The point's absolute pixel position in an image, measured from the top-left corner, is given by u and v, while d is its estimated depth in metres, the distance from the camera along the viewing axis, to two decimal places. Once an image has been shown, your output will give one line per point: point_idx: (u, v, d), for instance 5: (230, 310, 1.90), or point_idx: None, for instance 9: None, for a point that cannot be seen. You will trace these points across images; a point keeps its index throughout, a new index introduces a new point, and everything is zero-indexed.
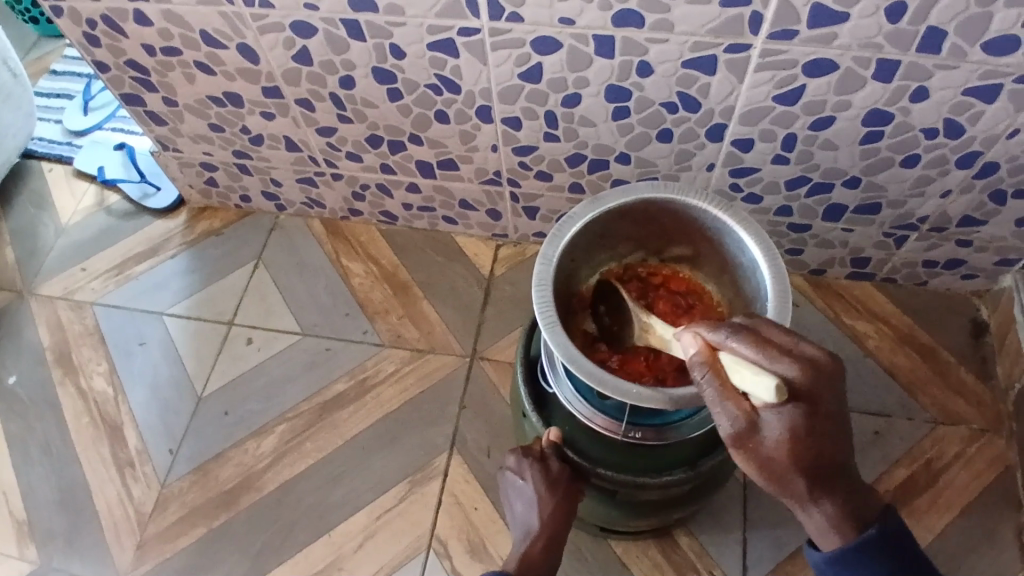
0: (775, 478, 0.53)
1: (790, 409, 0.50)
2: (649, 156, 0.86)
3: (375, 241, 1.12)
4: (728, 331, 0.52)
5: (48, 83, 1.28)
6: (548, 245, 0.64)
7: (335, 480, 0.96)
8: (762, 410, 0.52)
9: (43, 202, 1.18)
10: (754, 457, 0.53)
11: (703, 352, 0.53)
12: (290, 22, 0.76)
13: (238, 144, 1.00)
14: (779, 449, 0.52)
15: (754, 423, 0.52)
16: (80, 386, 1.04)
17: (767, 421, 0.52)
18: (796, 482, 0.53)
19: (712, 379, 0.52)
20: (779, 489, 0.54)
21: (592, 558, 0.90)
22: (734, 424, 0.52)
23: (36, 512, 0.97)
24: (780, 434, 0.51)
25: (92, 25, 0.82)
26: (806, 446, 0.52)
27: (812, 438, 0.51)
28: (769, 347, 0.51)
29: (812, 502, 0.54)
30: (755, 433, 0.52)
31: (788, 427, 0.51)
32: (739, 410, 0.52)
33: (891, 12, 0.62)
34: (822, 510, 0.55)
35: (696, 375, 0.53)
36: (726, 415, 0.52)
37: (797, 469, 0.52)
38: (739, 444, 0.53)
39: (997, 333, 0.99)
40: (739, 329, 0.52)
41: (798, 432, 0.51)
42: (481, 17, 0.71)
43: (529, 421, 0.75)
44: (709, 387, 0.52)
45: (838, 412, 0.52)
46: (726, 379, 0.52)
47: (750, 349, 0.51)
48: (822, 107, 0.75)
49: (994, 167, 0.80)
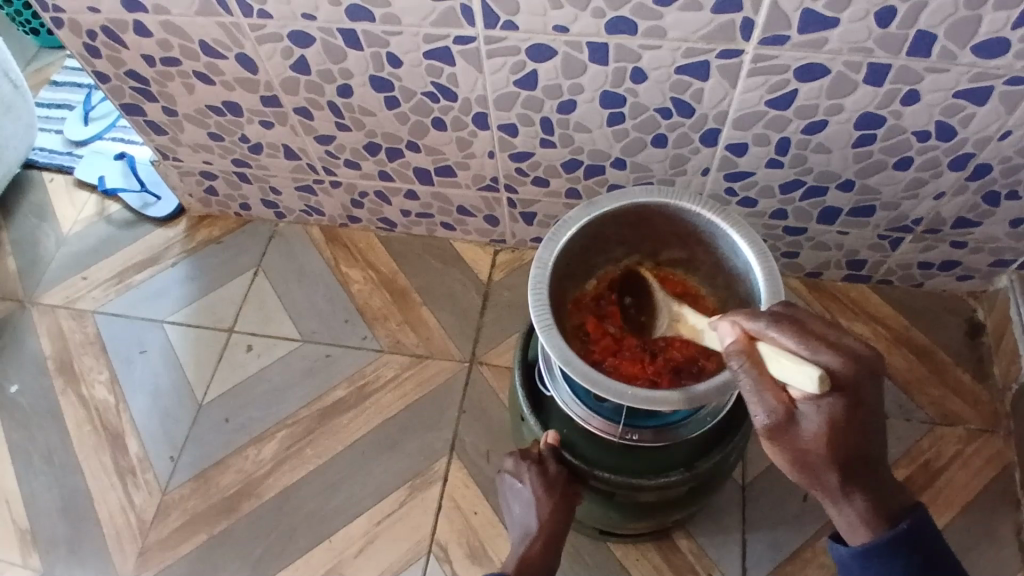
0: (806, 469, 0.54)
1: (830, 401, 0.51)
2: (643, 161, 0.87)
3: (374, 248, 1.13)
4: (768, 320, 0.53)
5: (49, 94, 1.29)
6: (543, 249, 0.65)
7: (334, 486, 0.96)
8: (800, 402, 0.53)
9: (44, 213, 1.19)
10: (788, 448, 0.53)
11: (739, 343, 0.53)
12: (288, 32, 0.77)
13: (237, 152, 1.00)
14: (816, 440, 0.52)
15: (791, 414, 0.53)
16: (81, 395, 1.04)
17: (806, 413, 0.52)
18: (827, 474, 0.54)
19: (750, 369, 0.52)
20: (809, 481, 0.55)
21: (592, 561, 0.90)
22: (771, 415, 0.52)
23: (38, 520, 0.97)
24: (819, 426, 0.52)
25: (92, 36, 0.83)
26: (842, 438, 0.52)
27: (849, 430, 0.52)
28: (813, 339, 0.51)
29: (843, 497, 0.55)
30: (792, 424, 0.53)
31: (825, 421, 0.52)
32: (777, 402, 0.52)
33: (880, 17, 0.63)
34: (853, 506, 0.55)
35: (733, 365, 0.53)
36: (763, 405, 0.53)
37: (831, 461, 0.53)
38: (773, 435, 0.53)
39: (993, 333, 1.00)
40: (780, 319, 0.53)
41: (835, 424, 0.52)
42: (476, 25, 0.72)
43: (527, 424, 0.75)
44: (746, 376, 0.53)
45: (875, 406, 0.53)
46: (764, 370, 0.52)
47: (790, 338, 0.51)
48: (815, 111, 0.75)
49: (987, 169, 0.80)
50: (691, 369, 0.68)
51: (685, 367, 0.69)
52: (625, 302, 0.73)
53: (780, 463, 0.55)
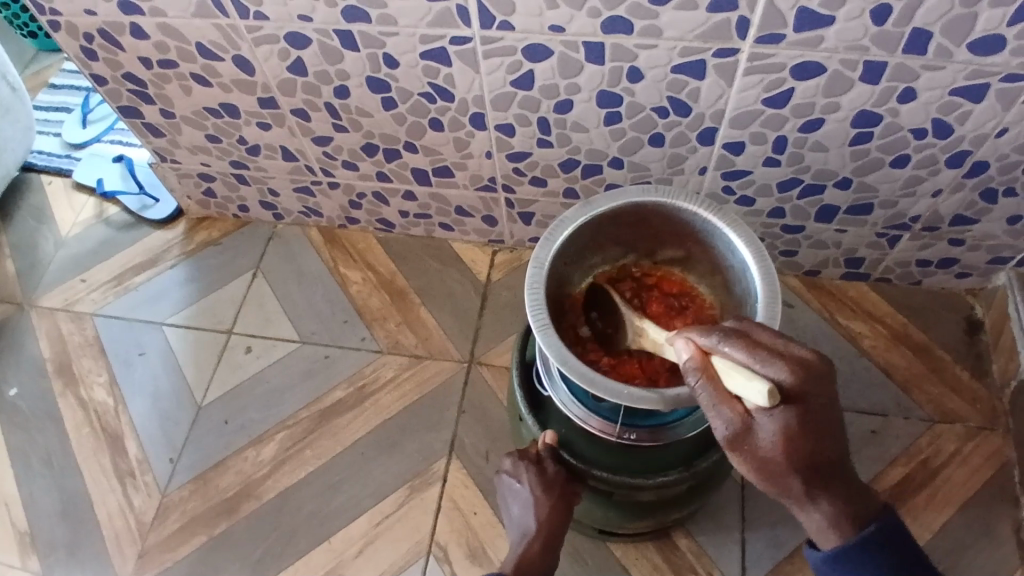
0: (770, 478, 0.54)
1: (782, 411, 0.51)
2: (641, 160, 0.87)
3: (373, 249, 1.13)
4: (719, 334, 0.53)
5: (47, 97, 1.29)
6: (541, 248, 0.65)
7: (333, 488, 0.96)
8: (756, 413, 0.52)
9: (43, 215, 1.19)
10: (750, 459, 0.53)
11: (695, 358, 0.54)
12: (284, 34, 0.77)
13: (235, 154, 1.00)
14: (774, 449, 0.52)
15: (748, 426, 0.52)
16: (81, 397, 1.04)
17: (761, 423, 0.52)
18: (791, 481, 0.54)
19: (706, 385, 0.53)
20: (777, 489, 0.55)
21: (591, 560, 0.90)
22: (729, 427, 0.53)
23: (38, 522, 0.97)
24: (775, 435, 0.52)
25: (90, 39, 0.83)
26: (800, 446, 0.52)
27: (805, 437, 0.52)
28: (761, 350, 0.52)
29: (809, 502, 0.55)
30: (750, 435, 0.53)
31: (781, 430, 0.51)
32: (734, 414, 0.52)
33: (876, 14, 0.63)
34: (820, 510, 0.55)
35: (690, 380, 0.54)
36: (721, 419, 0.53)
37: (791, 468, 0.53)
38: (734, 448, 0.53)
39: (992, 330, 1.00)
40: (730, 332, 0.53)
41: (791, 433, 0.51)
42: (472, 26, 0.72)
43: (526, 424, 0.75)
44: (703, 392, 0.53)
45: (830, 409, 0.52)
46: (720, 384, 0.53)
47: (741, 351, 0.52)
48: (811, 109, 0.76)
49: (985, 166, 0.80)
50: None
51: (683, 367, 0.68)
52: (592, 317, 0.71)
53: (746, 474, 0.55)
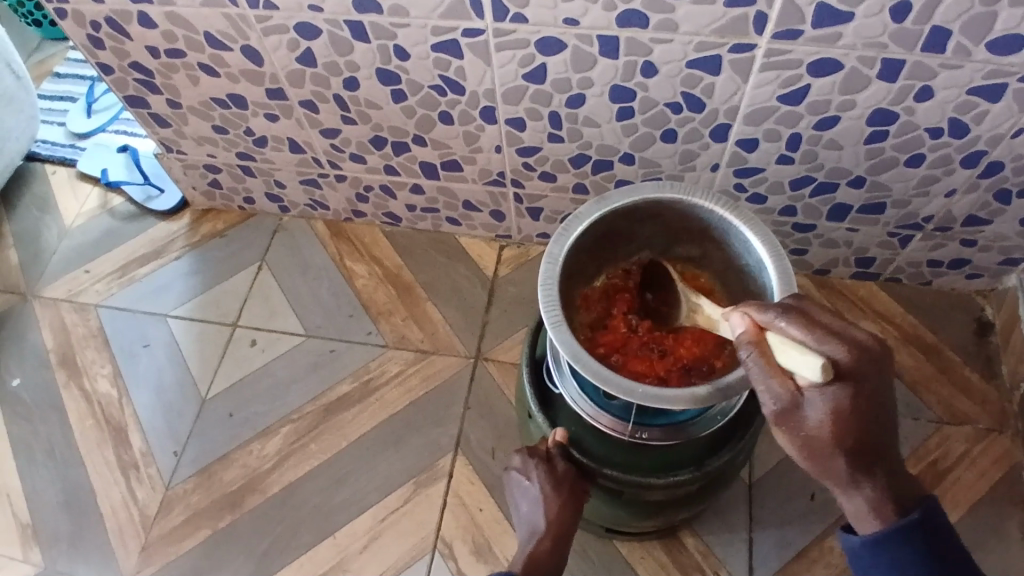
0: (814, 458, 0.54)
1: (837, 390, 0.51)
2: (652, 156, 0.86)
3: (378, 243, 1.12)
4: (776, 311, 0.53)
5: (52, 86, 1.28)
6: (554, 243, 0.64)
7: (338, 483, 0.96)
8: (807, 391, 0.52)
9: (47, 205, 1.18)
10: (795, 435, 0.53)
11: (750, 332, 0.53)
12: (294, 23, 0.76)
13: (241, 145, 1.00)
14: (822, 429, 0.52)
15: (798, 403, 0.52)
16: (84, 388, 1.04)
17: (811, 402, 0.52)
18: (835, 464, 0.54)
19: (758, 358, 0.53)
20: (818, 470, 0.55)
21: (598, 558, 0.90)
22: (778, 401, 0.52)
23: (41, 514, 0.97)
24: (824, 414, 0.52)
25: (96, 27, 0.82)
26: (850, 426, 0.52)
27: (854, 420, 0.52)
28: (820, 330, 0.52)
29: (853, 486, 0.55)
30: (799, 412, 0.52)
31: (831, 409, 0.51)
32: (783, 389, 0.52)
33: (896, 11, 0.62)
34: (862, 493, 0.55)
35: (741, 355, 0.54)
36: (770, 393, 0.52)
37: (838, 451, 0.53)
38: (781, 422, 0.53)
39: (1002, 331, 0.99)
40: (788, 310, 0.53)
41: (841, 412, 0.51)
42: (485, 18, 0.71)
43: (534, 421, 0.74)
44: (755, 366, 0.53)
45: (883, 395, 0.53)
46: (772, 359, 0.52)
47: (798, 328, 0.52)
48: (827, 106, 0.75)
49: (999, 167, 0.79)
50: (701, 369, 0.67)
51: (694, 367, 0.68)
52: (645, 296, 0.72)
53: (789, 453, 0.55)
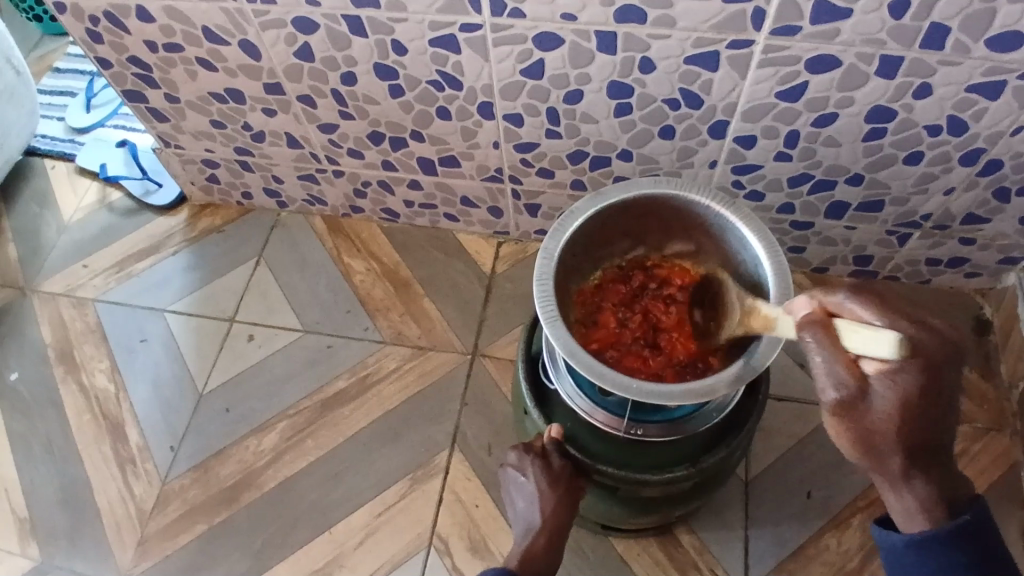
0: (870, 451, 0.53)
1: (908, 380, 0.50)
2: (650, 153, 0.86)
3: (376, 238, 1.12)
4: (845, 293, 0.52)
5: (51, 81, 1.28)
6: (549, 239, 0.64)
7: (335, 478, 0.96)
8: (875, 379, 0.51)
9: (45, 200, 1.18)
10: (855, 428, 0.53)
11: (818, 316, 0.52)
12: (292, 18, 0.76)
13: (239, 140, 0.99)
14: (885, 421, 0.51)
15: (864, 392, 0.51)
16: (81, 383, 1.04)
17: (879, 392, 0.51)
18: (890, 459, 0.53)
19: (825, 342, 0.50)
20: (870, 463, 0.54)
21: (593, 556, 0.90)
22: (842, 392, 0.51)
23: (37, 509, 0.97)
24: (891, 405, 0.51)
25: (94, 22, 0.82)
26: (913, 420, 0.51)
27: (918, 414, 0.51)
28: (892, 311, 0.51)
29: (904, 483, 0.55)
30: (864, 402, 0.51)
31: (898, 401, 0.50)
32: (850, 376, 0.50)
33: (894, 7, 0.62)
34: (912, 492, 0.55)
35: (805, 337, 0.51)
36: (834, 382, 0.51)
37: (895, 445, 0.53)
38: (843, 413, 0.52)
39: (1001, 330, 0.99)
40: (857, 292, 0.52)
41: (909, 403, 0.51)
42: (483, 13, 0.71)
43: (530, 418, 0.74)
44: (821, 350, 0.50)
45: (950, 392, 0.52)
46: (839, 345, 0.50)
47: (868, 309, 0.51)
48: (825, 103, 0.74)
49: (998, 164, 0.79)
50: (696, 366, 0.67)
51: (688, 364, 0.68)
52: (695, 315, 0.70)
53: (842, 445, 0.55)
